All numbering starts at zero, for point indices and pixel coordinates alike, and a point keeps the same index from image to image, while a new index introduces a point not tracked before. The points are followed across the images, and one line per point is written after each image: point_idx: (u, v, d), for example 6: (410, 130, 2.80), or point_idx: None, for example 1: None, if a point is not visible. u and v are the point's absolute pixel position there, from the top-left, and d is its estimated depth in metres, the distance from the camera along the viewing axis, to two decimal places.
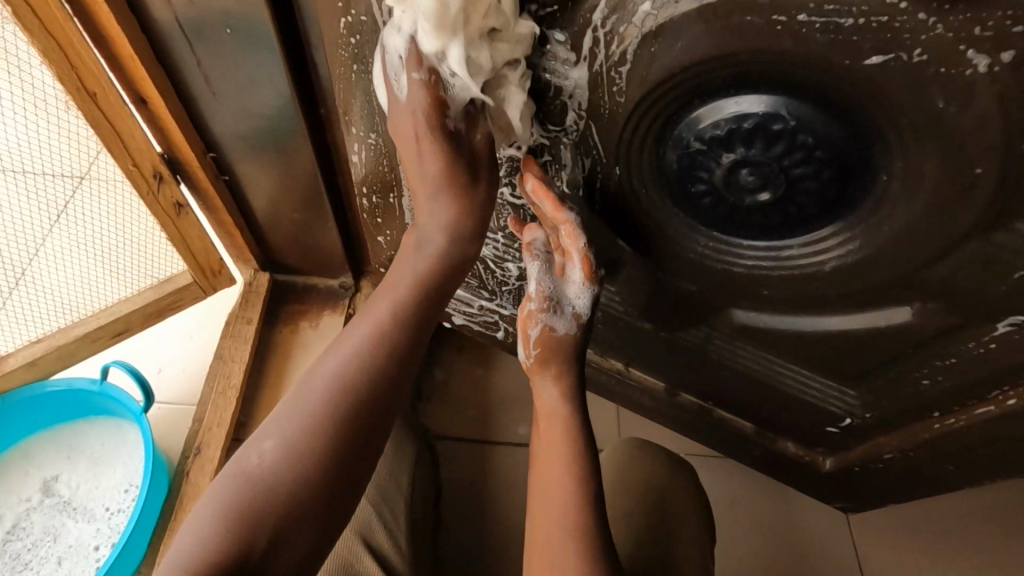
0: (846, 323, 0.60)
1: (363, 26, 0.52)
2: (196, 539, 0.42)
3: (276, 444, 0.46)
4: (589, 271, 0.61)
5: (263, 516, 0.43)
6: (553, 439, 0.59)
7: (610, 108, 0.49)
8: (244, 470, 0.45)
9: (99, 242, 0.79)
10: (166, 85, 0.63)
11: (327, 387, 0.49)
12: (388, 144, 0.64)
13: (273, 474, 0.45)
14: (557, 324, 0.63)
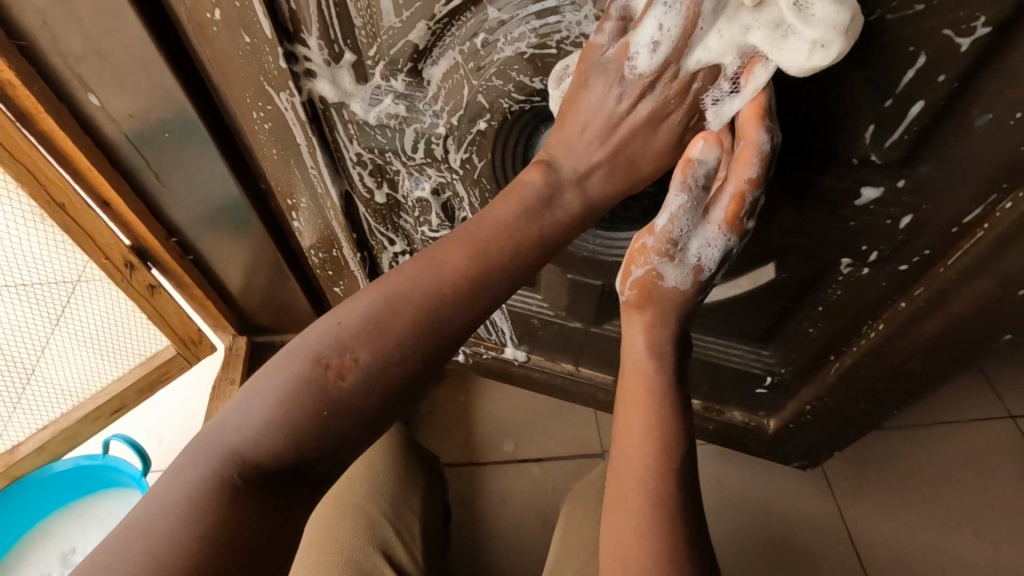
0: (728, 292, 0.69)
1: (271, 114, 0.63)
2: (258, 432, 0.41)
3: (359, 362, 0.44)
4: (738, 218, 0.49)
5: (332, 432, 0.43)
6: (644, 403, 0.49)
7: (480, 144, 0.60)
8: (314, 373, 0.43)
9: (87, 333, 0.90)
10: (125, 186, 0.74)
11: (423, 318, 0.46)
12: (318, 205, 0.75)
13: (350, 394, 0.43)
14: (673, 276, 0.52)
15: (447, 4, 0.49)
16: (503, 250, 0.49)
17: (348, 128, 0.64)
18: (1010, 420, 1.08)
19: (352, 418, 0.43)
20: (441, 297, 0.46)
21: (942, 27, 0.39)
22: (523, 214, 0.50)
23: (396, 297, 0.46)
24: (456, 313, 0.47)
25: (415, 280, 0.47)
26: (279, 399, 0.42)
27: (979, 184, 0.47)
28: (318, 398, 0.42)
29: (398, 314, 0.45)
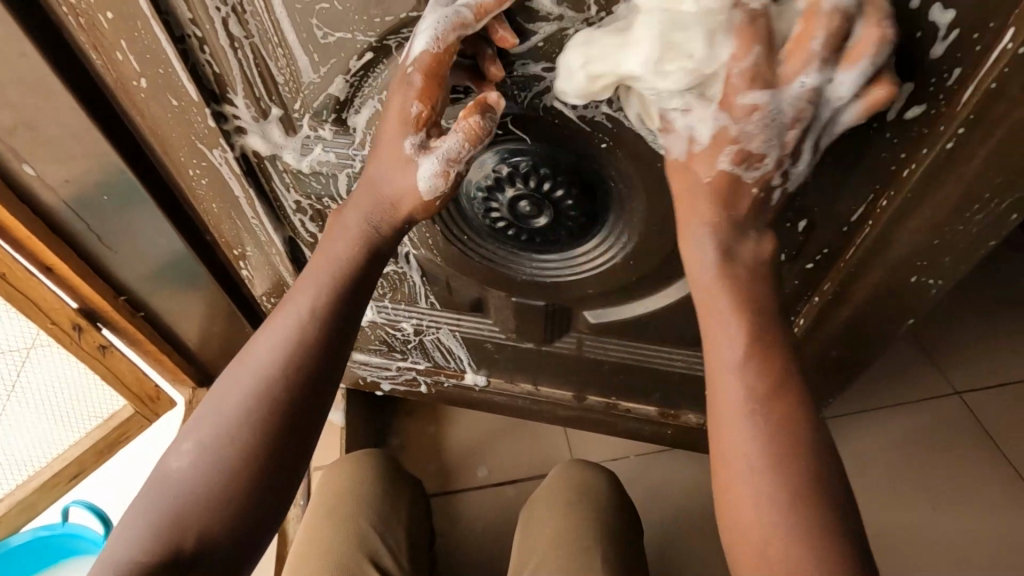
0: (663, 302, 0.72)
1: (206, 170, 0.65)
2: (130, 537, 0.46)
3: (203, 448, 0.48)
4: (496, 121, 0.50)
5: (200, 515, 0.46)
6: (720, 323, 0.48)
7: None
8: (167, 473, 0.48)
9: (40, 398, 0.90)
10: (70, 252, 0.75)
11: (248, 390, 0.49)
12: (264, 252, 0.77)
13: (204, 480, 0.47)
14: (717, 162, 0.49)
15: (360, 59, 0.51)
16: (324, 313, 0.52)
17: (284, 177, 0.66)
18: (957, 396, 1.12)
19: (212, 500, 0.46)
20: (262, 368, 0.50)
21: (797, 52, 0.44)
22: (335, 281, 0.53)
23: (228, 378, 0.51)
24: (296, 374, 0.50)
25: (234, 364, 0.51)
26: (152, 501, 0.47)
27: (857, 184, 0.51)
28: (180, 491, 0.47)
29: (239, 394, 0.49)
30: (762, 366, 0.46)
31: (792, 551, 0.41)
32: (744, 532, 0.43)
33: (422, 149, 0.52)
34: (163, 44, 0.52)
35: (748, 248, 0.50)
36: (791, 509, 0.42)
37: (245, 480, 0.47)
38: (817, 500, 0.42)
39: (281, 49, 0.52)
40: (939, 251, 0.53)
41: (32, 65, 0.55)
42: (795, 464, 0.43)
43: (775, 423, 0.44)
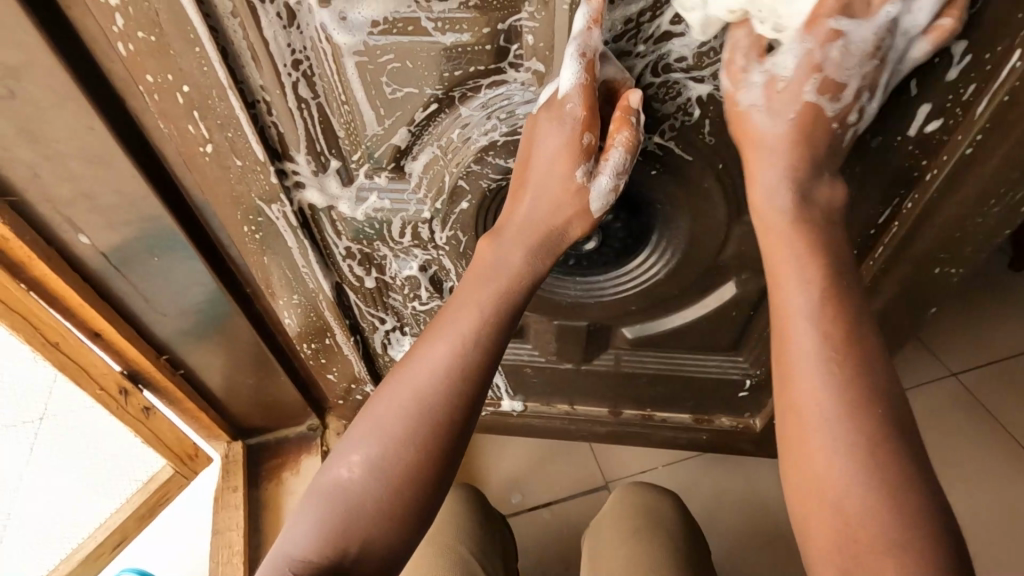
0: (699, 312, 0.76)
1: (262, 224, 0.67)
2: (303, 543, 0.47)
3: (367, 459, 0.50)
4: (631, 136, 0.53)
5: (368, 523, 0.48)
6: (786, 269, 0.50)
7: (461, 221, 0.66)
8: (335, 481, 0.50)
9: None
10: (116, 315, 0.75)
11: (412, 410, 0.50)
12: (310, 299, 0.78)
13: (366, 488, 0.49)
14: (803, 92, 0.51)
15: (424, 110, 0.55)
16: (479, 331, 0.53)
17: (336, 226, 0.69)
18: (954, 377, 1.19)
19: (379, 510, 0.48)
20: (425, 387, 0.51)
21: (833, 84, 0.50)
22: (488, 300, 0.55)
23: (388, 391, 0.52)
24: (460, 397, 0.51)
25: (395, 379, 0.52)
26: (319, 505, 0.49)
27: (883, 190, 0.57)
28: (347, 500, 0.48)
29: (404, 405, 0.51)
30: (835, 317, 0.47)
31: (871, 500, 0.42)
32: (818, 475, 0.44)
33: (587, 177, 0.56)
34: (236, 110, 0.55)
35: (820, 191, 0.52)
36: (868, 452, 0.43)
37: (408, 492, 0.49)
38: (888, 441, 0.43)
39: (347, 106, 0.56)
40: (959, 243, 0.59)
41: (97, 137, 0.57)
42: (872, 410, 0.44)
43: (849, 372, 0.46)
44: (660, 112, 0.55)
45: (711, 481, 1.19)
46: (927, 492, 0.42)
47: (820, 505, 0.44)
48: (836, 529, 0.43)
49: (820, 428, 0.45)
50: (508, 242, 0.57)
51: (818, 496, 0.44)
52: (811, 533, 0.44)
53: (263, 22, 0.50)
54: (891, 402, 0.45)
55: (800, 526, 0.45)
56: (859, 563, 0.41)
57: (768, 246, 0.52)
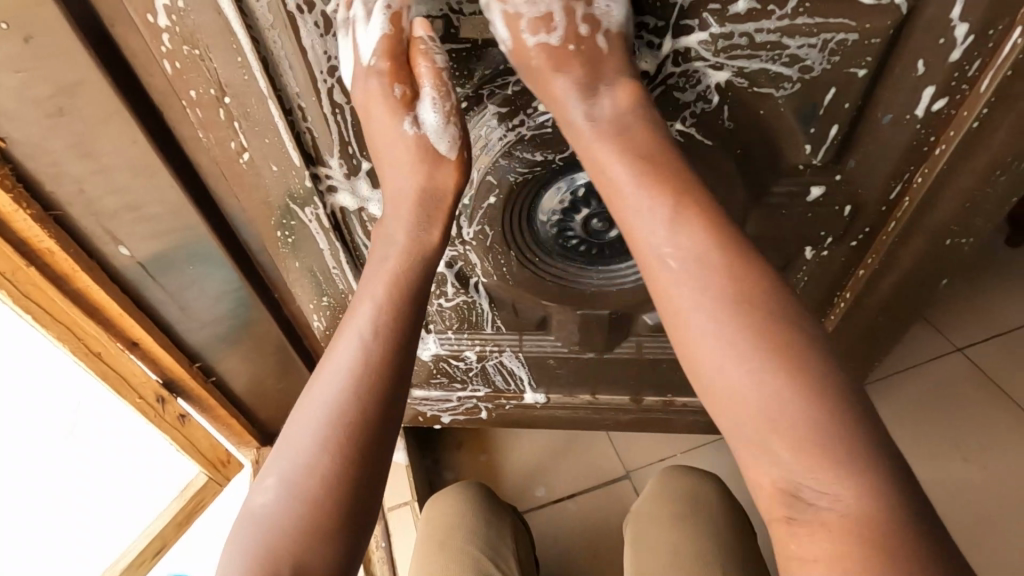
0: None
1: (295, 227, 0.69)
2: (231, 568, 0.47)
3: (287, 471, 0.49)
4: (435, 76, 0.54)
5: (298, 534, 0.47)
6: (626, 192, 0.51)
7: (488, 214, 0.68)
8: (261, 501, 0.49)
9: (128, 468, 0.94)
10: (152, 323, 0.77)
11: (325, 419, 0.51)
12: (340, 300, 0.80)
13: (291, 502, 0.48)
14: None
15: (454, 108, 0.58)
16: (377, 321, 0.54)
17: (366, 227, 0.71)
18: (959, 351, 1.22)
19: (304, 521, 0.47)
20: (335, 389, 0.52)
21: (848, 66, 0.53)
22: (383, 305, 0.55)
23: (302, 405, 0.53)
24: (365, 390, 0.52)
25: (307, 393, 0.53)
26: (251, 530, 0.48)
27: (894, 167, 0.60)
28: (276, 518, 0.48)
29: (312, 407, 0.52)
30: (697, 222, 0.48)
31: (757, 382, 0.43)
32: (717, 382, 0.45)
33: (417, 125, 0.58)
34: (274, 118, 0.57)
35: (606, 103, 0.54)
36: (764, 344, 0.44)
37: (337, 494, 0.48)
38: (783, 322, 0.44)
39: None
40: (971, 213, 0.61)
41: (140, 150, 0.60)
42: (761, 322, 0.44)
43: (720, 293, 0.46)
44: (681, 100, 0.57)
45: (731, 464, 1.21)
46: (838, 372, 0.43)
47: (719, 405, 0.45)
48: (747, 434, 0.44)
49: (699, 334, 0.46)
50: (393, 223, 0.60)
51: (717, 400, 0.45)
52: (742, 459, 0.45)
53: (301, 32, 0.52)
54: (775, 293, 0.46)
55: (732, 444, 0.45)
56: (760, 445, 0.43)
57: (604, 183, 0.53)
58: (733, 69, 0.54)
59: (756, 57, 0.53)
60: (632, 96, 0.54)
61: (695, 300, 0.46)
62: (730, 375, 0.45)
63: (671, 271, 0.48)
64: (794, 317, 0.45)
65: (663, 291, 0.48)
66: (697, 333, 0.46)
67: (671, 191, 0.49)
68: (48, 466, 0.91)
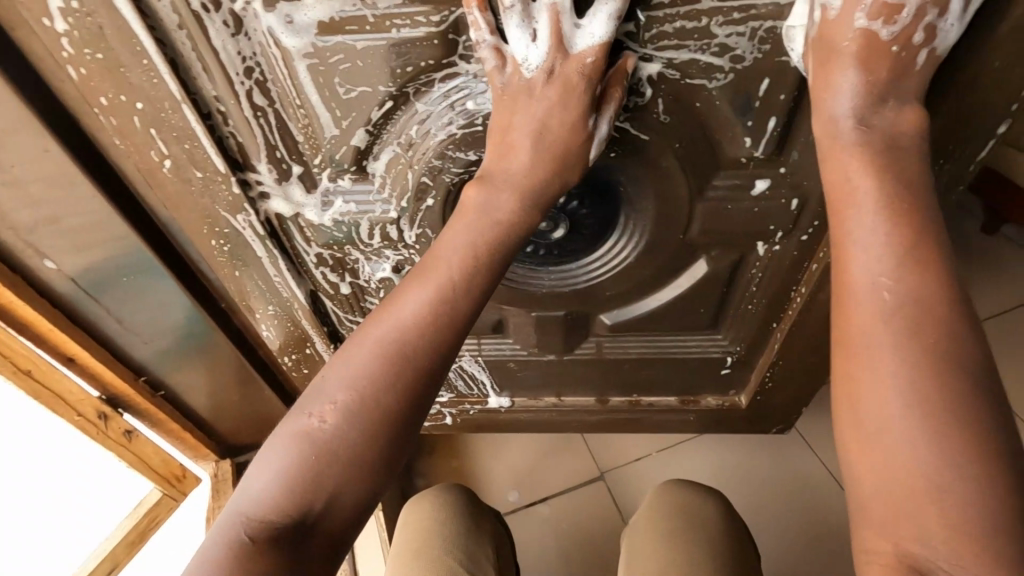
0: (677, 292, 0.77)
1: (229, 235, 0.67)
2: (264, 491, 0.49)
3: (336, 407, 0.51)
4: (620, 86, 0.53)
5: (334, 470, 0.49)
6: (858, 215, 0.47)
7: (427, 216, 0.66)
8: (306, 429, 0.51)
9: (77, 487, 0.91)
10: (88, 338, 0.75)
11: (381, 367, 0.52)
12: (286, 309, 0.78)
13: (335, 437, 0.50)
14: (854, 20, 0.48)
15: (380, 108, 0.55)
16: (456, 286, 0.54)
17: (305, 233, 0.69)
18: None
19: (341, 460, 0.50)
20: (403, 341, 0.52)
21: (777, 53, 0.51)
22: (456, 267, 0.55)
23: (358, 345, 0.53)
24: (428, 355, 0.53)
25: (365, 332, 0.54)
26: (286, 455, 0.50)
27: None
28: (315, 449, 0.50)
29: (372, 357, 0.52)
30: (925, 273, 0.44)
31: (926, 444, 0.39)
32: (872, 438, 0.42)
33: (590, 126, 0.55)
34: (192, 124, 0.55)
35: (880, 116, 0.49)
36: (932, 398, 0.40)
37: (377, 444, 0.51)
38: (954, 374, 0.41)
39: (302, 110, 0.56)
40: None
41: (56, 160, 0.57)
42: (950, 397, 0.40)
43: (919, 353, 0.42)
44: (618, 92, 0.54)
45: (706, 463, 1.20)
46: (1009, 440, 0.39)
47: (865, 453, 0.42)
48: (878, 475, 0.41)
49: (873, 364, 0.43)
50: (481, 195, 0.56)
51: (865, 459, 0.42)
52: (866, 504, 0.41)
53: (209, 32, 0.50)
54: (959, 340, 0.42)
55: (852, 483, 0.43)
56: (906, 510, 0.39)
57: (832, 189, 0.49)
58: (662, 61, 0.53)
59: (684, 47, 0.51)
60: (916, 122, 0.49)
61: (880, 358, 0.43)
62: (894, 437, 0.40)
63: (869, 320, 0.44)
64: (970, 374, 0.41)
65: (855, 342, 0.44)
66: (873, 387, 0.42)
67: (888, 204, 0.46)
68: (49, 467, 0.90)
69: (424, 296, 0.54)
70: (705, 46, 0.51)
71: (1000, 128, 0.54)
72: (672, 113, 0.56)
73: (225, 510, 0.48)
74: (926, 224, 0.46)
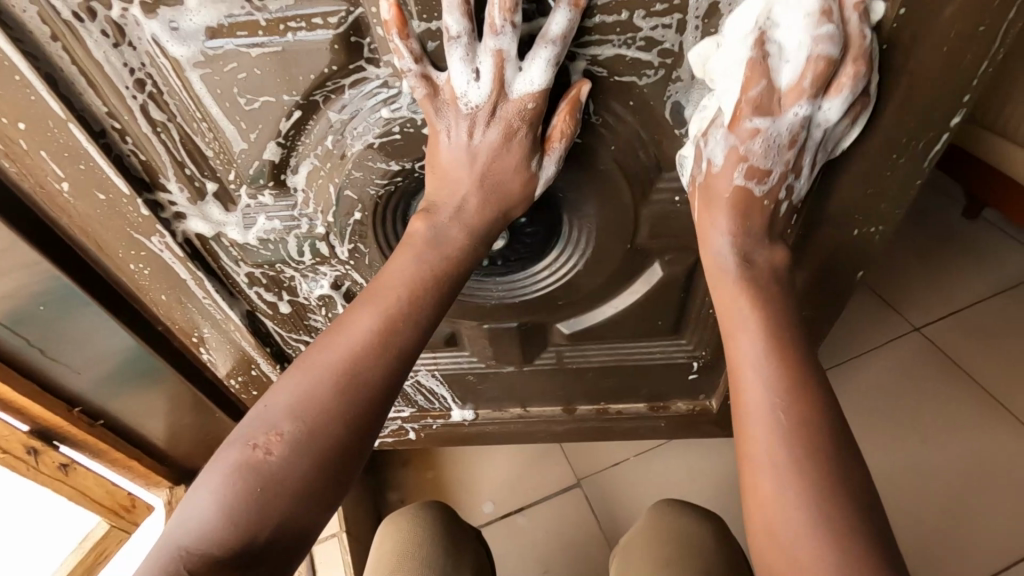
0: (634, 298, 0.73)
1: (147, 258, 0.63)
2: (203, 525, 0.46)
3: (282, 434, 0.49)
4: (568, 124, 0.51)
5: (279, 498, 0.47)
6: (746, 336, 0.53)
7: (358, 230, 0.62)
8: (248, 457, 0.48)
9: None
10: (9, 370, 0.70)
11: (329, 390, 0.50)
12: (223, 330, 0.74)
13: (281, 464, 0.48)
14: (732, 177, 0.53)
15: (289, 118, 0.51)
16: (408, 308, 0.53)
17: (231, 252, 0.64)
18: (917, 332, 1.16)
19: (287, 487, 0.47)
20: (354, 364, 0.51)
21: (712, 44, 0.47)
22: (404, 298, 0.54)
23: (302, 375, 0.51)
24: (379, 377, 0.51)
25: (311, 358, 0.52)
26: (227, 484, 0.47)
27: None
28: (257, 478, 0.47)
29: (320, 379, 0.50)
30: (802, 387, 0.49)
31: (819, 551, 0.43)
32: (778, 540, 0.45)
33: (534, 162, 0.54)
34: (84, 143, 0.51)
35: (761, 250, 0.55)
36: (818, 499, 0.45)
37: (324, 469, 0.48)
38: (833, 483, 0.45)
39: (205, 124, 0.52)
40: (875, 200, 0.56)
41: None
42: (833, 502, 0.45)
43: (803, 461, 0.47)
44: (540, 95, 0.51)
45: (683, 466, 1.17)
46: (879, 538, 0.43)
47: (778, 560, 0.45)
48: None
49: (772, 473, 0.47)
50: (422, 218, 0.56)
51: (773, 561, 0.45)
52: None
53: (89, 44, 0.46)
54: (840, 446, 0.47)
55: None
56: None
57: (724, 316, 0.55)
58: (587, 58, 0.49)
59: (608, 42, 0.47)
60: (785, 257, 0.56)
61: (771, 470, 0.47)
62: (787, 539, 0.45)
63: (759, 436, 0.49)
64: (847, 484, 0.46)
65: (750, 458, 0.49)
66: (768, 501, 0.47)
67: (770, 330, 0.52)
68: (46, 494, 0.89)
69: (376, 318, 0.53)
70: (631, 39, 0.47)
71: (954, 120, 0.50)
72: (604, 112, 0.52)
73: (158, 545, 0.45)
74: (799, 342, 0.52)
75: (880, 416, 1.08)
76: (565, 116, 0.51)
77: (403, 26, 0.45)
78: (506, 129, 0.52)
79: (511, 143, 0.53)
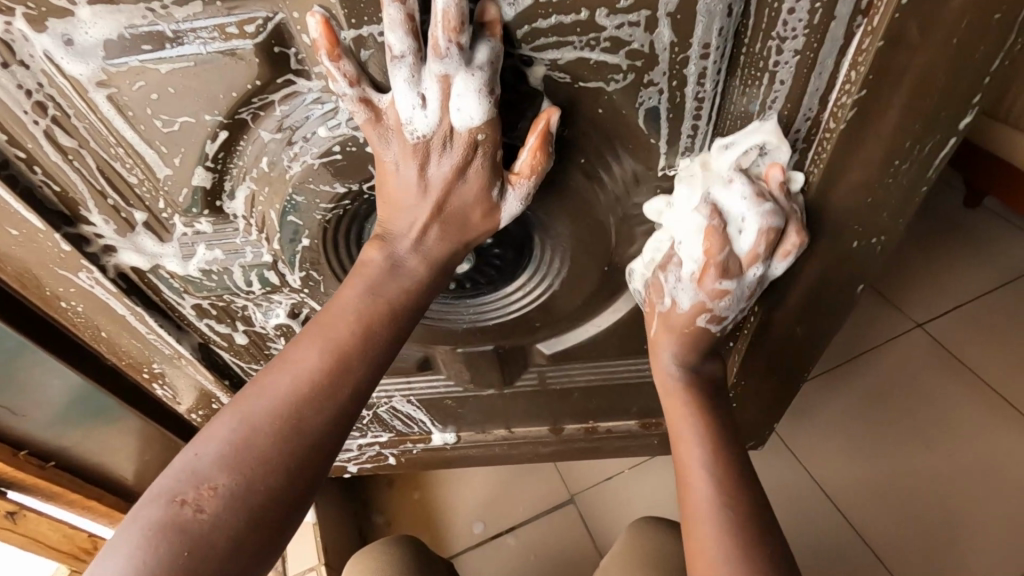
0: (618, 317, 0.67)
1: (77, 295, 0.58)
2: None
3: (215, 487, 0.41)
4: (537, 161, 0.46)
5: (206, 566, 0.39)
6: (688, 424, 0.58)
7: (309, 258, 0.56)
8: (171, 516, 0.40)
9: None
10: None
11: (271, 435, 0.43)
12: (174, 365, 0.68)
13: (213, 525, 0.40)
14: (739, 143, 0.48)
15: (214, 140, 0.45)
16: (364, 341, 0.47)
17: (173, 284, 0.59)
18: (921, 329, 1.10)
19: (216, 553, 0.40)
20: (301, 405, 0.44)
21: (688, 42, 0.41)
22: (356, 331, 0.47)
23: (237, 416, 0.43)
24: (329, 420, 0.44)
25: (250, 397, 0.44)
26: (142, 550, 0.39)
27: (774, 158, 0.49)
28: (181, 541, 0.39)
29: (262, 422, 0.43)
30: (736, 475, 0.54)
31: None
32: None
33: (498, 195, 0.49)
34: None
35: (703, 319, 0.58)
36: None
37: (259, 529, 0.41)
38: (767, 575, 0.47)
39: (122, 149, 0.46)
40: (876, 208, 0.50)
41: None
42: None
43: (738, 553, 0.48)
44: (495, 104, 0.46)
45: None
46: None
47: None
48: None
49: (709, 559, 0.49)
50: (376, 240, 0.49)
51: None
52: None
53: None
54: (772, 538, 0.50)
55: None
56: None
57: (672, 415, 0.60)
58: (546, 63, 0.43)
59: (567, 44, 0.42)
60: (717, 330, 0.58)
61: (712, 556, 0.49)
62: None
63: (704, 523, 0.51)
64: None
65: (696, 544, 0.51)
66: None
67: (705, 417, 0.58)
68: None
69: (328, 351, 0.46)
70: (595, 39, 0.41)
71: (963, 121, 0.45)
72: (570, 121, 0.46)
73: None
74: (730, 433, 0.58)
75: (886, 421, 1.02)
76: (535, 154, 0.46)
77: (333, 46, 0.39)
78: (460, 160, 0.46)
79: (467, 170, 0.47)
